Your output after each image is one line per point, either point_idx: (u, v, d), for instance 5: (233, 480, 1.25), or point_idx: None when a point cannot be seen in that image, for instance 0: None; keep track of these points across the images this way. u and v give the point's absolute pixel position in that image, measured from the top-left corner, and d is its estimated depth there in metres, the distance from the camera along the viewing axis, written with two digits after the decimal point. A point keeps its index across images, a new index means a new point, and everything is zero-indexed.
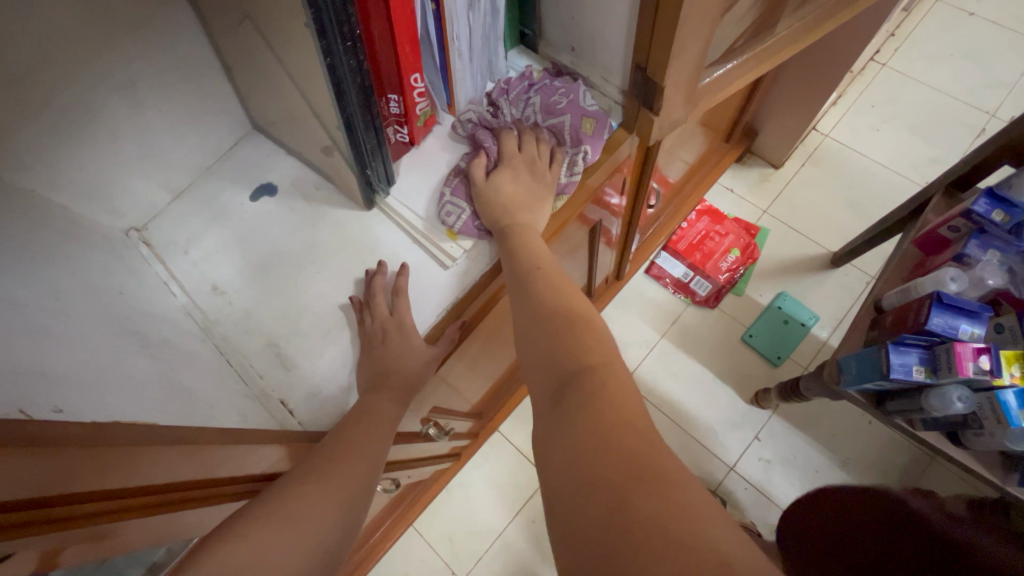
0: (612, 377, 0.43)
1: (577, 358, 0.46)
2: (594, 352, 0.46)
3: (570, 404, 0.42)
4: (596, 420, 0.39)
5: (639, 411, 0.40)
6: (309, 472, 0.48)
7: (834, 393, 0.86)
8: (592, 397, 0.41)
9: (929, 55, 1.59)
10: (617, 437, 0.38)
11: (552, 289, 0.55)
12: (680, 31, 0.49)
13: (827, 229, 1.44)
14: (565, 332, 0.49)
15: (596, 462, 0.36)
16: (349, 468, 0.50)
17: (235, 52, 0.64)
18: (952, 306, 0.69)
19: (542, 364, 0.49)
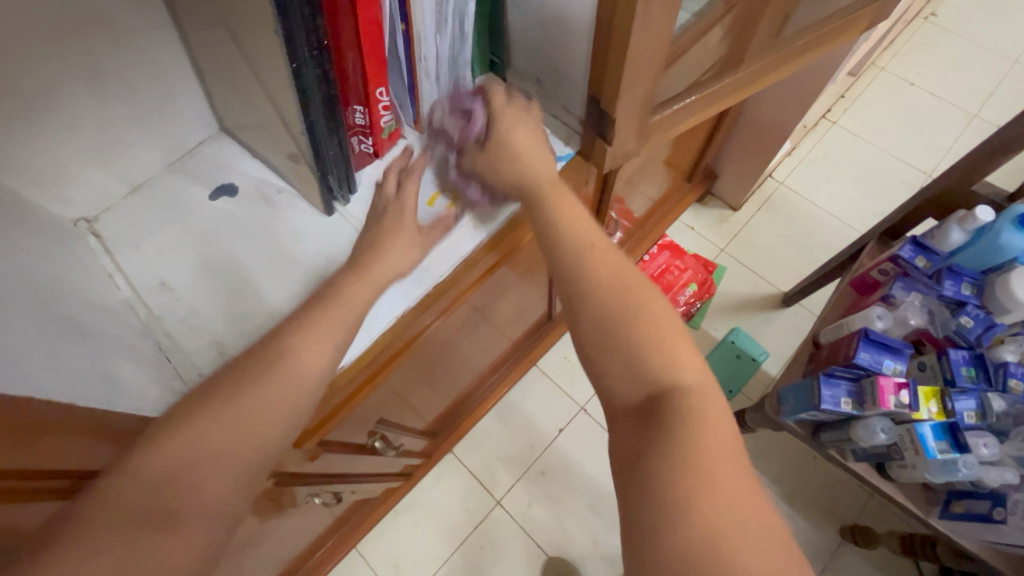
0: (696, 394, 0.45)
1: (660, 375, 0.46)
2: (682, 369, 0.47)
3: (664, 432, 0.43)
4: (693, 448, 0.41)
5: (725, 434, 0.44)
6: (225, 398, 0.45)
7: (777, 424, 0.89)
8: (686, 420, 0.43)
9: (874, 117, 1.72)
10: (708, 472, 0.41)
11: (618, 272, 0.52)
12: (628, 68, 0.54)
13: (779, 270, 1.51)
14: (640, 340, 0.48)
15: (695, 497, 0.39)
16: (271, 403, 0.46)
17: (207, 54, 0.65)
18: (877, 342, 0.73)
19: (617, 371, 0.48)
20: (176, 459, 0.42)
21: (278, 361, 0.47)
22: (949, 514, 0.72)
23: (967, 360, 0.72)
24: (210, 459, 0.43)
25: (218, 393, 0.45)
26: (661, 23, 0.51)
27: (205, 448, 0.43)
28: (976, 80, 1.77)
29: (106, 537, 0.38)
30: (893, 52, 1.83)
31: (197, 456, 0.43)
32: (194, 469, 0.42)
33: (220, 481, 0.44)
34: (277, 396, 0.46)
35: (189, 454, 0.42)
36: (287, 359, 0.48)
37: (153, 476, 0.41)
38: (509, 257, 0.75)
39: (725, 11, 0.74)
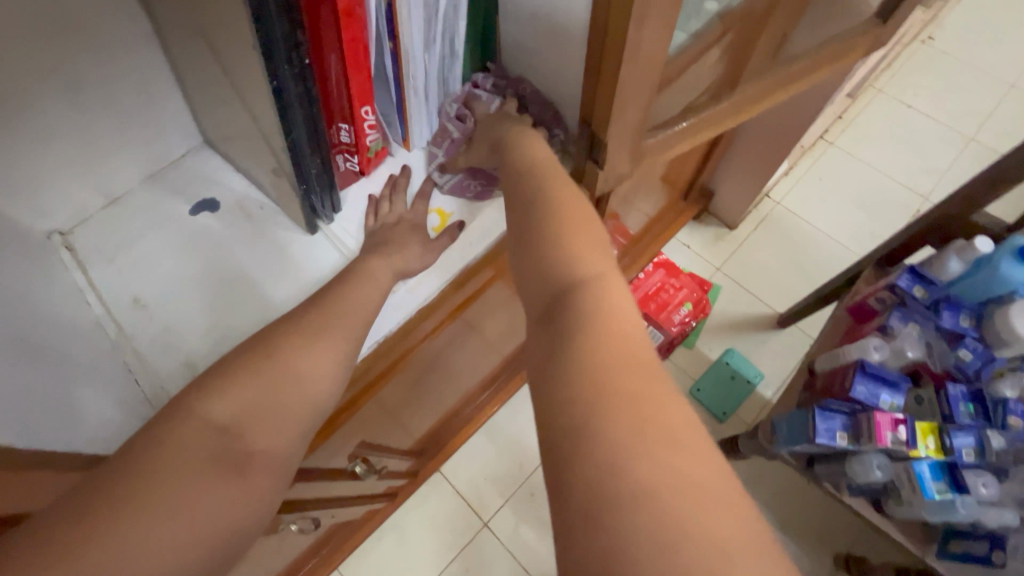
0: (608, 300, 0.42)
1: (567, 270, 0.45)
2: (591, 262, 0.45)
3: (564, 317, 0.41)
4: (596, 348, 0.38)
5: (637, 339, 0.40)
6: (282, 353, 0.49)
7: (770, 453, 0.86)
8: (589, 323, 0.40)
9: (871, 139, 1.72)
10: (614, 373, 0.36)
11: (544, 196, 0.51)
12: (620, 93, 0.52)
13: (776, 291, 1.49)
14: (556, 240, 0.47)
15: (595, 396, 0.35)
16: (325, 362, 0.50)
17: (190, 66, 0.63)
18: (874, 374, 0.71)
19: (530, 273, 0.47)
20: (241, 406, 0.45)
21: (324, 329, 0.51)
22: (946, 554, 0.70)
23: (966, 396, 0.71)
24: (270, 409, 0.47)
25: (272, 351, 0.49)
26: (654, 47, 0.50)
27: (264, 398, 0.46)
28: (973, 104, 1.77)
29: (188, 471, 0.40)
30: (890, 74, 1.83)
31: (256, 407, 0.46)
32: (258, 415, 0.46)
33: (284, 429, 0.47)
34: (328, 355, 0.51)
35: (251, 403, 0.46)
36: (332, 325, 0.52)
37: (221, 420, 0.44)
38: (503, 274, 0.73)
39: (721, 34, 0.73)
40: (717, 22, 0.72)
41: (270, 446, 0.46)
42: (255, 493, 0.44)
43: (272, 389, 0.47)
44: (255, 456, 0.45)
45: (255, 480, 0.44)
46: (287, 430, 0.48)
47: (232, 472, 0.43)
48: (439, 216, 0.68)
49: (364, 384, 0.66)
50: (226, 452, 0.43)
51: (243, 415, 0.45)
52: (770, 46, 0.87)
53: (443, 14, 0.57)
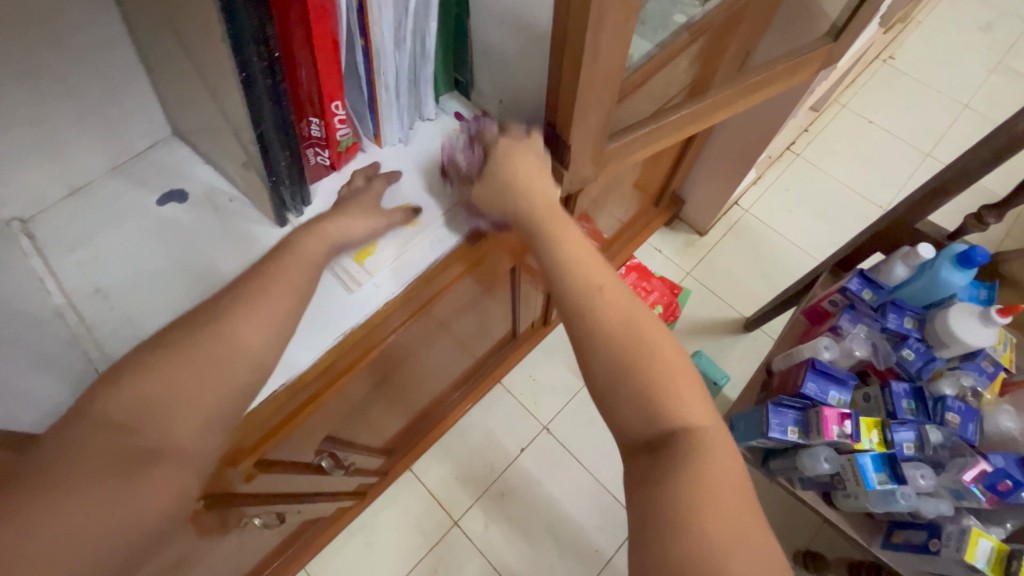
0: (698, 426, 0.48)
1: (666, 402, 0.48)
2: (695, 414, 0.49)
3: (673, 471, 0.45)
4: (696, 474, 0.45)
5: (722, 460, 0.47)
6: (182, 347, 0.46)
7: (730, 451, 0.89)
8: (689, 454, 0.46)
9: (835, 152, 1.80)
10: (714, 494, 0.44)
11: (621, 313, 0.52)
12: (580, 97, 0.55)
13: (743, 296, 1.54)
14: (661, 388, 0.49)
15: (696, 513, 0.43)
16: (230, 354, 0.47)
17: (157, 55, 0.63)
18: (823, 372, 0.75)
19: (631, 416, 0.50)
20: (141, 402, 0.43)
21: (224, 323, 0.47)
22: (891, 544, 0.73)
23: (907, 394, 0.75)
24: (171, 406, 0.44)
25: (174, 345, 0.46)
26: (612, 54, 0.52)
27: (164, 392, 0.44)
28: (930, 122, 1.86)
29: (76, 475, 0.40)
30: (853, 91, 1.91)
31: (158, 403, 0.44)
32: (160, 411, 0.44)
33: (192, 423, 0.45)
34: (232, 348, 0.47)
35: (151, 398, 0.43)
36: (234, 317, 0.48)
37: (118, 419, 0.43)
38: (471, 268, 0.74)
39: (684, 46, 0.76)
40: (680, 33, 0.75)
41: (178, 442, 0.44)
42: (165, 485, 0.43)
43: (173, 384, 0.44)
44: (162, 451, 0.43)
45: (160, 476, 0.43)
46: (197, 425, 0.45)
47: (132, 470, 0.42)
48: (407, 211, 0.69)
49: (333, 374, 0.66)
50: (123, 448, 0.42)
51: (143, 412, 0.43)
52: (732, 58, 0.91)
53: (413, 14, 0.58)
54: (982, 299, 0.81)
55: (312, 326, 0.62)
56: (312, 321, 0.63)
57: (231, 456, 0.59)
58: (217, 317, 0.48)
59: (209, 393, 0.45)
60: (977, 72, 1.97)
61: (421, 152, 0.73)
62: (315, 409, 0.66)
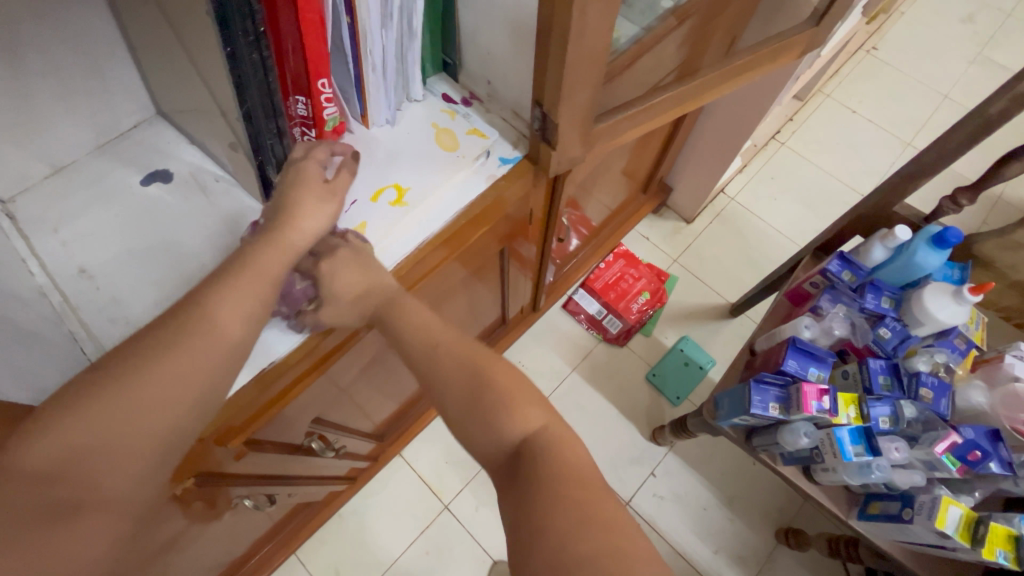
0: (549, 440, 0.53)
1: (514, 427, 0.54)
2: (528, 419, 0.55)
3: (528, 471, 0.51)
4: (544, 484, 0.48)
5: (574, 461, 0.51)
6: (114, 387, 0.43)
7: (715, 429, 0.92)
8: (542, 460, 0.51)
9: (819, 141, 1.82)
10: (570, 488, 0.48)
11: (463, 363, 0.59)
12: (568, 76, 0.55)
13: (728, 282, 1.57)
14: (500, 407, 0.55)
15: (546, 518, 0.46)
16: (168, 395, 0.45)
17: (140, 31, 0.62)
18: (803, 350, 0.77)
19: (483, 440, 0.56)
20: (68, 449, 0.41)
21: (166, 357, 0.45)
22: (865, 515, 0.77)
23: (884, 369, 0.77)
24: (99, 449, 0.43)
25: (106, 382, 0.43)
26: (599, 33, 0.53)
27: (95, 438, 0.42)
28: (911, 111, 1.89)
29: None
30: (837, 80, 1.94)
31: (88, 449, 0.42)
32: (94, 454, 0.42)
33: (130, 466, 0.44)
34: (170, 388, 0.45)
35: (80, 443, 0.42)
36: (172, 355, 0.46)
37: (43, 467, 0.41)
38: (459, 252, 0.72)
39: (671, 29, 0.76)
40: (667, 16, 0.75)
41: (111, 488, 0.44)
42: (93, 526, 0.43)
43: (105, 428, 0.43)
44: (91, 496, 0.43)
45: (90, 523, 0.43)
46: (131, 463, 0.44)
47: (60, 522, 0.41)
48: (395, 190, 0.68)
49: (322, 354, 0.65)
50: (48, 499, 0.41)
51: (70, 460, 0.42)
52: (717, 43, 0.92)
53: None
54: (956, 279, 0.84)
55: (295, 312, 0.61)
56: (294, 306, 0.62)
57: (219, 436, 0.59)
58: (154, 349, 0.46)
59: (148, 429, 0.44)
60: (958, 63, 2.00)
61: (409, 133, 0.73)
62: (300, 392, 0.65)
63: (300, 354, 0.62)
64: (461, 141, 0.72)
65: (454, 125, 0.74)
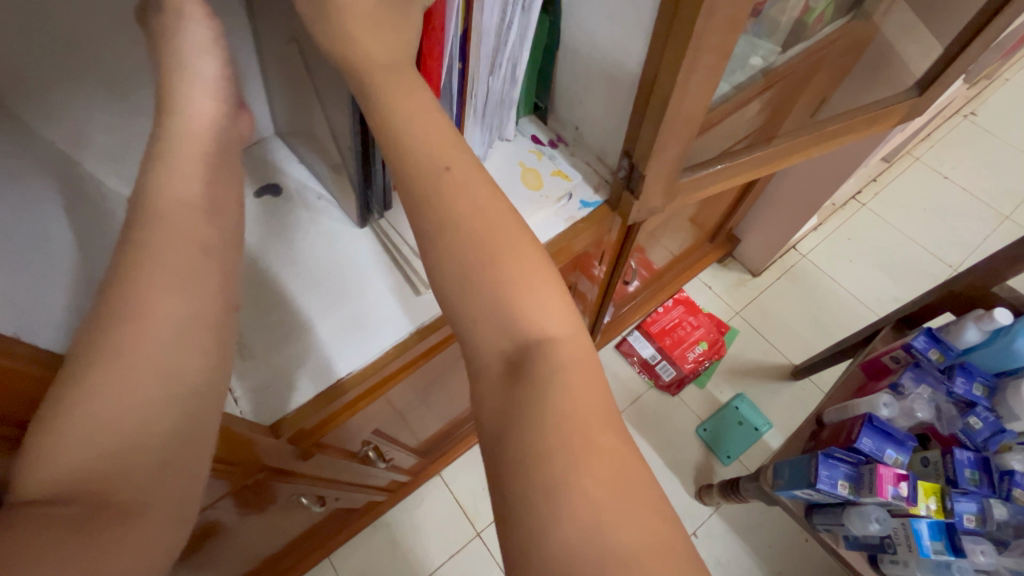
0: (574, 360, 0.38)
1: (528, 335, 0.38)
2: (556, 324, 0.39)
3: (529, 395, 0.36)
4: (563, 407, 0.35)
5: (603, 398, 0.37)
6: (51, 435, 0.31)
7: (771, 499, 0.87)
8: (559, 383, 0.36)
9: (904, 205, 1.74)
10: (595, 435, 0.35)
11: (467, 233, 0.39)
12: (662, 133, 0.57)
13: (793, 343, 1.50)
14: (487, 304, 0.38)
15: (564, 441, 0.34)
16: (138, 391, 0.33)
17: (274, 62, 0.71)
18: (880, 429, 0.73)
19: (487, 337, 0.39)
20: (99, 442, 0.31)
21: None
22: None
23: (971, 462, 0.72)
24: (148, 421, 0.33)
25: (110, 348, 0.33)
26: (701, 93, 0.54)
27: (117, 430, 0.32)
28: (1012, 182, 1.77)
29: (46, 532, 0.27)
30: (928, 144, 1.85)
31: (80, 488, 0.30)
32: (141, 434, 0.33)
33: (181, 436, 0.34)
34: (166, 355, 0.34)
35: (101, 442, 0.31)
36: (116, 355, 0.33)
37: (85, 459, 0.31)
38: None
39: (759, 92, 0.77)
40: (760, 77, 0.77)
41: (163, 474, 0.33)
42: (151, 527, 0.31)
43: (132, 401, 0.33)
44: (123, 499, 0.31)
45: (147, 519, 0.31)
46: (186, 430, 0.35)
47: (107, 526, 0.29)
48: None
49: (390, 371, 0.69)
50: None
51: (112, 445, 0.32)
52: (805, 103, 0.92)
53: (511, 43, 0.63)
54: None
55: (371, 325, 0.68)
56: (370, 328, 0.68)
57: (293, 436, 0.63)
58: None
59: (186, 381, 0.35)
60: None
61: (499, 170, 0.76)
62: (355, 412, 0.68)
63: (368, 372, 0.67)
64: (545, 181, 0.76)
65: (540, 166, 0.77)
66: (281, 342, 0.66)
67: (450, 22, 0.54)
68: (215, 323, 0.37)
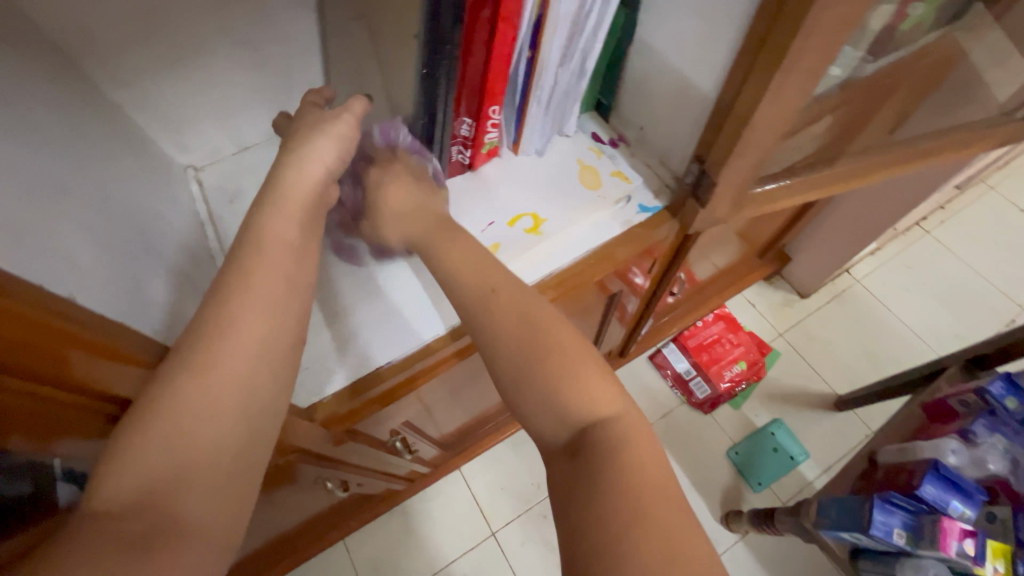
0: (626, 428, 0.45)
1: (582, 411, 0.46)
2: (605, 398, 0.47)
3: (587, 465, 0.43)
4: (620, 470, 0.42)
5: (658, 465, 0.43)
6: (129, 449, 0.34)
7: (812, 537, 0.82)
8: (612, 450, 0.43)
9: (972, 235, 1.62)
10: (648, 495, 0.40)
11: (525, 325, 0.49)
12: (744, 139, 0.54)
13: (839, 372, 1.42)
14: (543, 386, 0.46)
15: (630, 506, 0.39)
16: (210, 413, 0.37)
17: (339, 39, 0.70)
18: (947, 478, 0.67)
19: (543, 416, 0.47)
20: (165, 458, 0.35)
21: (234, 296, 0.40)
22: None
23: None
24: (208, 443, 0.37)
25: (188, 369, 0.37)
26: (792, 99, 0.51)
27: (182, 449, 0.36)
28: None
29: (109, 545, 0.30)
30: (1006, 173, 1.73)
31: (145, 498, 0.34)
32: (200, 455, 0.36)
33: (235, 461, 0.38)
34: (235, 383, 0.39)
35: (167, 460, 0.35)
36: (197, 378, 0.37)
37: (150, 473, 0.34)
38: (569, 295, 0.69)
39: (842, 103, 0.72)
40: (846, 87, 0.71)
41: (210, 498, 0.36)
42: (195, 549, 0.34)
43: (198, 423, 0.37)
44: (175, 518, 0.34)
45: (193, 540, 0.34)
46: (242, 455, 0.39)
47: (159, 545, 0.32)
48: (533, 219, 0.69)
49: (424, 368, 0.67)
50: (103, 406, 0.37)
51: (175, 463, 0.35)
52: (886, 119, 0.86)
53: (586, 34, 0.60)
54: None
55: (405, 324, 0.67)
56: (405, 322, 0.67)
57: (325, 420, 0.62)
58: (226, 284, 0.40)
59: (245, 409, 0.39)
60: None
61: (555, 166, 0.73)
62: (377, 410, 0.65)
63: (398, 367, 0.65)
64: (603, 181, 0.72)
65: (599, 165, 0.74)
66: (322, 324, 0.65)
67: (526, 8, 0.53)
68: (284, 356, 0.42)
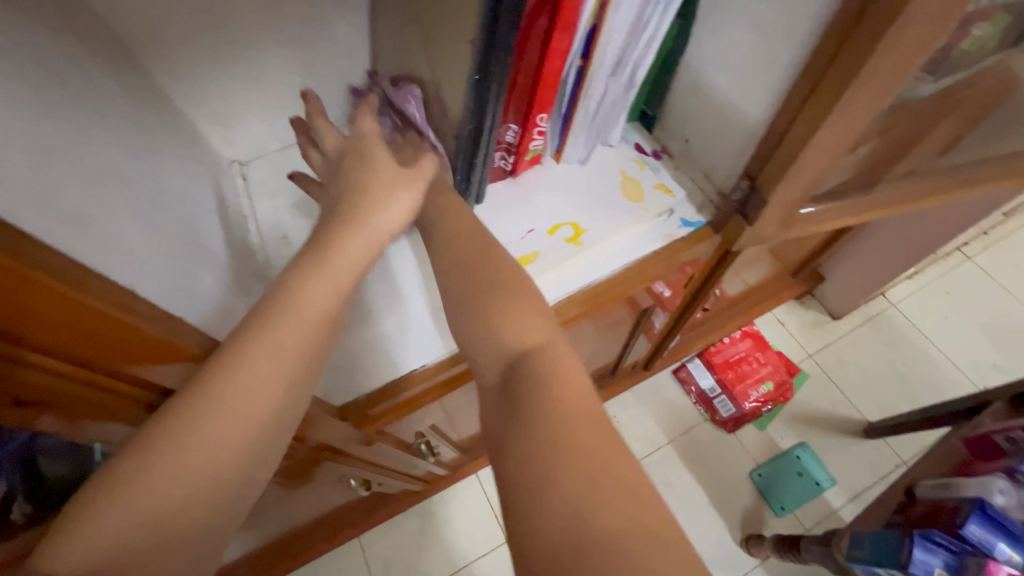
0: (557, 362, 0.45)
1: (515, 341, 0.47)
2: (533, 332, 0.47)
3: (520, 398, 0.43)
4: (547, 392, 0.42)
5: (586, 395, 0.43)
6: (109, 502, 0.33)
7: (842, 569, 0.79)
8: (538, 382, 0.43)
9: (1016, 263, 1.56)
10: (578, 420, 0.41)
11: (472, 261, 0.51)
12: (801, 158, 0.52)
13: (870, 397, 1.38)
14: (478, 317, 0.48)
15: (552, 430, 0.39)
16: (194, 469, 0.36)
17: (387, 41, 0.70)
18: (994, 519, 0.64)
19: (483, 352, 0.48)
20: (136, 518, 0.34)
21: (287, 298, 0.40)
22: None
23: None
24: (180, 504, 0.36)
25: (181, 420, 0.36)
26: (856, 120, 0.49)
27: (154, 510, 0.35)
28: None
29: None
30: None
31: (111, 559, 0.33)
32: (169, 517, 0.35)
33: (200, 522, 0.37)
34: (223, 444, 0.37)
35: (139, 520, 0.34)
36: (203, 422, 0.36)
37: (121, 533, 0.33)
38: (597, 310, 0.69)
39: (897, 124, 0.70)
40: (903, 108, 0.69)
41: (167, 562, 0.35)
42: None
43: (177, 483, 0.36)
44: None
45: None
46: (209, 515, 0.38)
47: None
48: (572, 229, 0.68)
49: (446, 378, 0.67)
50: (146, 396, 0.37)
51: (146, 524, 0.34)
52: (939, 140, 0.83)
53: (639, 44, 0.59)
54: None
55: (426, 332, 0.65)
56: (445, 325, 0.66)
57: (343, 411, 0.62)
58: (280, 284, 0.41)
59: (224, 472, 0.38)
60: None
61: (597, 176, 0.73)
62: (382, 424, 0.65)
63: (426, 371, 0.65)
64: (646, 193, 0.71)
65: (641, 177, 0.73)
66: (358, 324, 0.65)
67: (582, 18, 0.52)
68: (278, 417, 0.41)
